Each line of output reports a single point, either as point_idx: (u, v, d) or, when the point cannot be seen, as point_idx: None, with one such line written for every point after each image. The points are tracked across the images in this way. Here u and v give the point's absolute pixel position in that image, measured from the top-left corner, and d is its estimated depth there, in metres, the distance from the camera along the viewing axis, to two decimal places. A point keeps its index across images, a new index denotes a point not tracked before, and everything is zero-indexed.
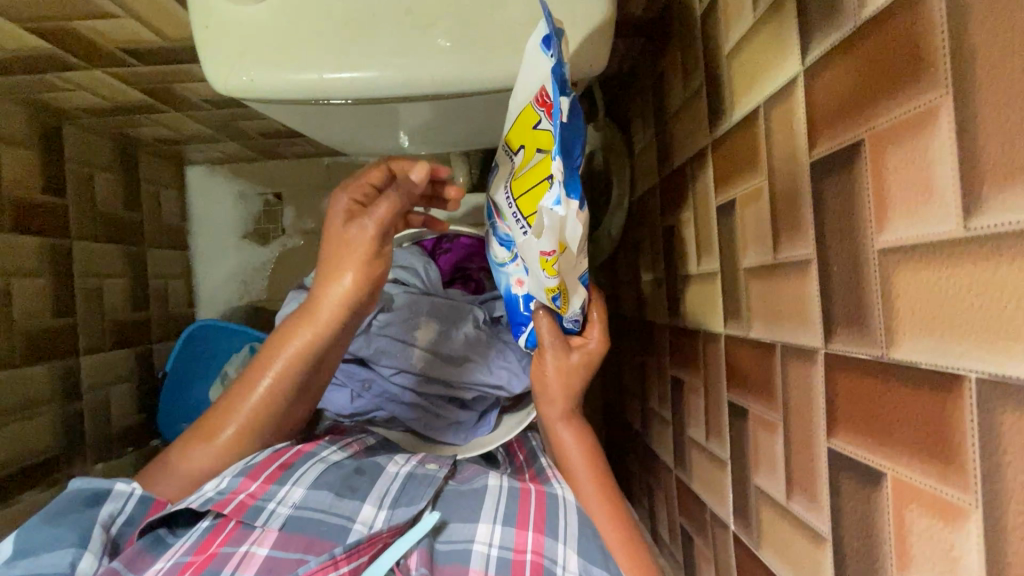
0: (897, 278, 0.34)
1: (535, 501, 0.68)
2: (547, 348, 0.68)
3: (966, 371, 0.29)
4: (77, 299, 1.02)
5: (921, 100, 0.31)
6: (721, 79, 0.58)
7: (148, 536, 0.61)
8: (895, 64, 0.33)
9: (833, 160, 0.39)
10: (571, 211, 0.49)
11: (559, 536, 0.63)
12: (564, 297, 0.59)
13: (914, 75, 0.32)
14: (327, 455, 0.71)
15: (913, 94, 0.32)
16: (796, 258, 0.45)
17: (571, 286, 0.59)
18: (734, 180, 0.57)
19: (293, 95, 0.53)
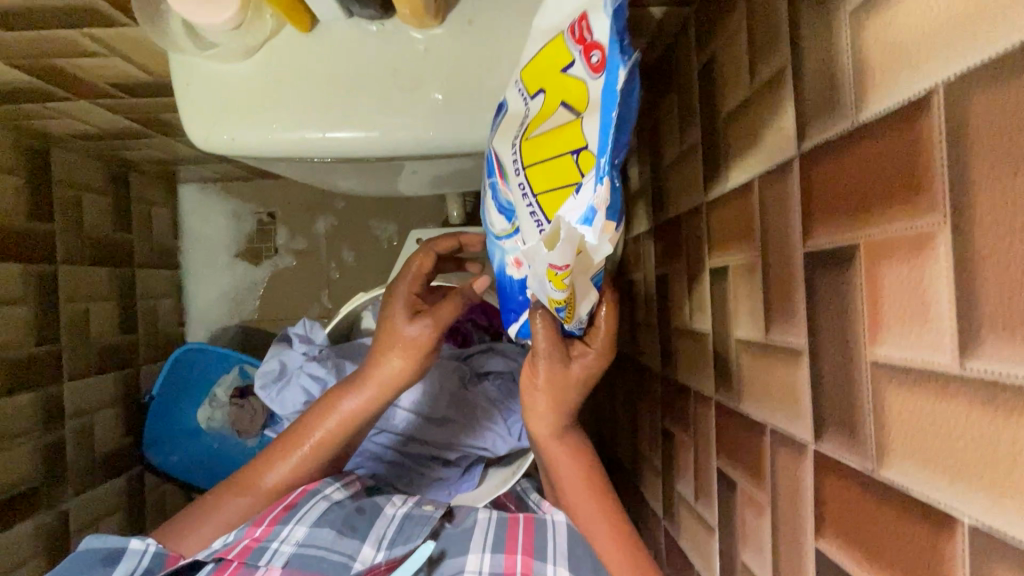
0: (888, 397, 0.33)
1: (523, 528, 0.68)
2: (541, 354, 0.58)
3: (960, 512, 0.28)
4: (62, 325, 1.00)
5: (917, 221, 0.30)
6: (716, 141, 0.57)
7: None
8: (891, 176, 0.32)
9: (826, 257, 0.38)
10: (603, 239, 0.42)
11: (548, 558, 0.64)
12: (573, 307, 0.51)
13: (911, 193, 0.30)
14: (331, 491, 0.68)
15: (908, 212, 0.30)
16: (788, 346, 0.44)
17: (583, 295, 0.50)
18: (727, 247, 0.55)
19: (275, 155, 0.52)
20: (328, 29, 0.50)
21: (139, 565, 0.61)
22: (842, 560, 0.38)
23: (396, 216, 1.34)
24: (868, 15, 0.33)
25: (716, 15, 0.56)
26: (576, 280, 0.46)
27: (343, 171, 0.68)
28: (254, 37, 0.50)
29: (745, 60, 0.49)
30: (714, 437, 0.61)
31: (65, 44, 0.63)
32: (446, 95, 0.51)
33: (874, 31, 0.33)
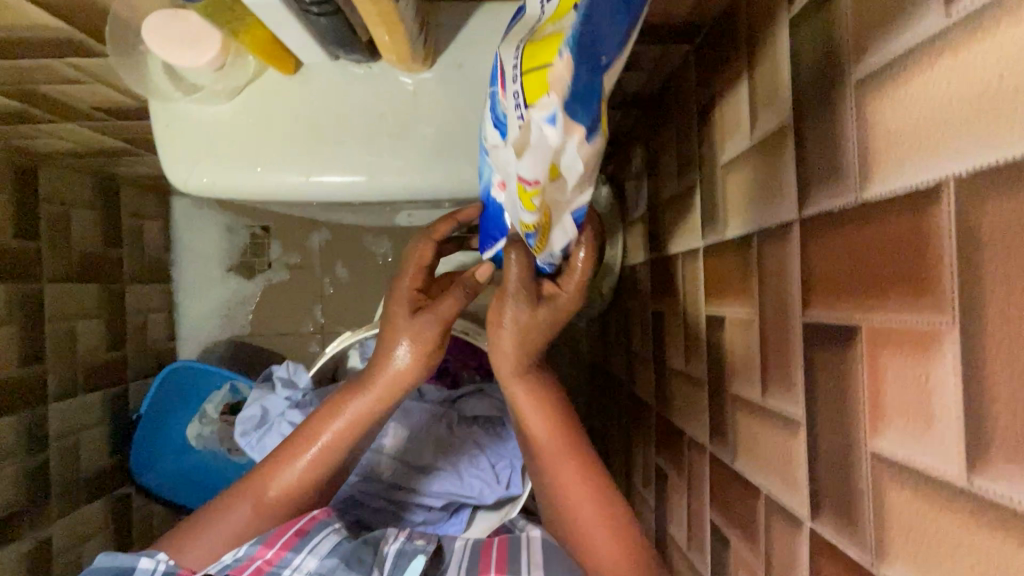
0: (887, 493, 0.31)
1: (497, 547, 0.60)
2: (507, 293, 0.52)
3: None
4: (48, 345, 0.99)
5: (920, 317, 0.28)
6: (715, 188, 0.55)
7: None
8: (895, 263, 0.30)
9: (824, 332, 0.37)
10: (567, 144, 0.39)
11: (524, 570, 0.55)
12: (544, 235, 0.47)
13: (914, 285, 0.29)
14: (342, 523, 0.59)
15: (911, 305, 0.29)
16: (785, 413, 0.42)
17: (558, 222, 0.47)
18: (724, 298, 0.54)
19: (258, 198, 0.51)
20: (311, 71, 0.49)
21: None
22: None
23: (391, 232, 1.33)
24: (872, 89, 0.32)
25: (716, 57, 0.54)
26: (549, 203, 0.44)
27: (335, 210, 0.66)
28: (233, 79, 0.48)
29: (746, 110, 0.48)
30: (708, 487, 0.59)
31: (46, 72, 0.62)
32: (433, 141, 0.50)
33: (877, 108, 0.31)
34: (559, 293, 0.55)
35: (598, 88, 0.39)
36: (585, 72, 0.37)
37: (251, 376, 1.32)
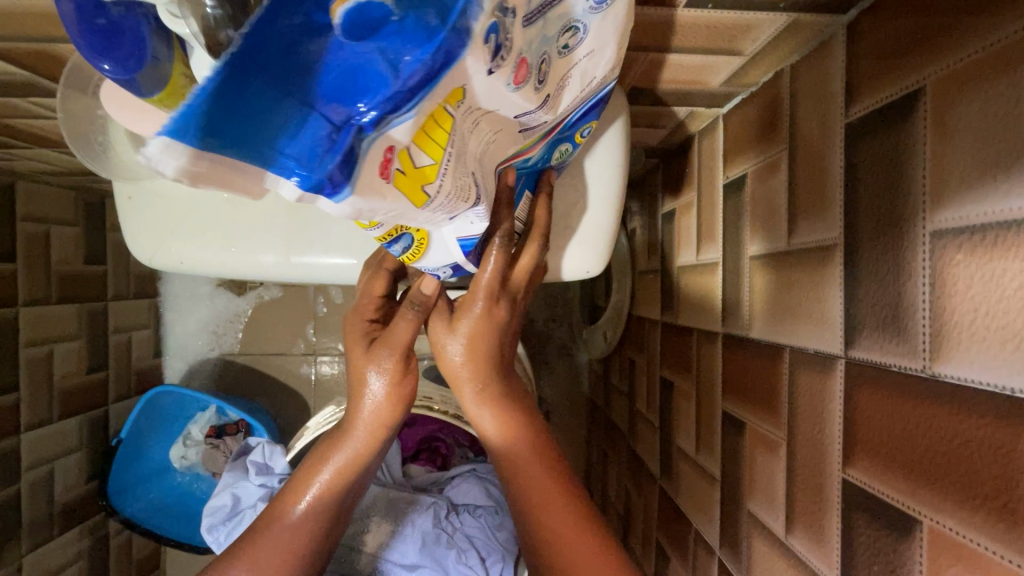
0: None
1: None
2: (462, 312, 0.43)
3: None
4: (21, 372, 0.94)
5: (1009, 554, 0.23)
6: (740, 276, 0.49)
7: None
8: (971, 472, 0.25)
9: (868, 501, 0.32)
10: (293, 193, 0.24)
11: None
12: (414, 251, 0.38)
13: (1000, 511, 0.24)
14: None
15: (995, 533, 0.24)
16: (813, 566, 0.38)
17: (435, 244, 0.37)
18: (744, 400, 0.48)
19: (231, 273, 0.46)
20: None
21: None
22: None
23: None
24: (954, 247, 0.26)
25: (751, 134, 0.48)
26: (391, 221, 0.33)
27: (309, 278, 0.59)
28: None
29: (784, 206, 0.42)
30: None
31: (12, 110, 0.56)
32: None
33: (961, 273, 0.26)
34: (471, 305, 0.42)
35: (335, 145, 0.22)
36: (299, 124, 0.21)
37: (239, 398, 1.28)
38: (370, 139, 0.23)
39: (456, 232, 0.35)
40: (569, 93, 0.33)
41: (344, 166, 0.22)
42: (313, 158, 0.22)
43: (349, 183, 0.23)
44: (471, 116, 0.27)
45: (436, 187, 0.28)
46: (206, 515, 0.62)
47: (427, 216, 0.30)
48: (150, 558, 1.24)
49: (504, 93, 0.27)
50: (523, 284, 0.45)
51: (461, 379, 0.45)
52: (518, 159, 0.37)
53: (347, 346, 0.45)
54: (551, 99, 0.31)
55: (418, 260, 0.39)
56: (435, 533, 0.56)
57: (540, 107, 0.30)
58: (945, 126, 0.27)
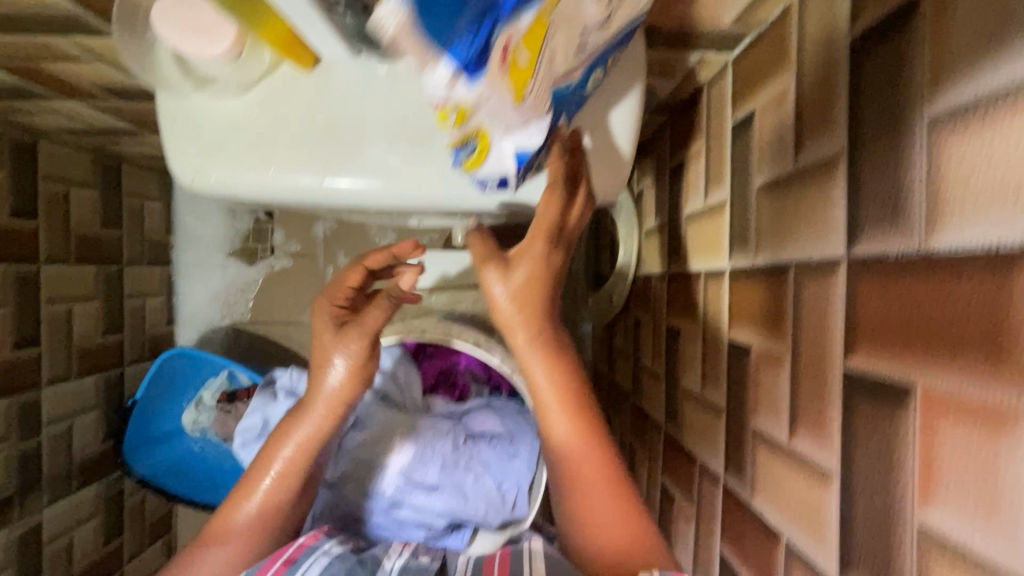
0: (931, 566, 0.29)
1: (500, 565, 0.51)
2: (527, 251, 0.53)
3: None
4: (43, 328, 0.96)
5: (994, 394, 0.26)
6: (748, 210, 0.52)
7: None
8: (963, 329, 0.27)
9: (871, 384, 0.34)
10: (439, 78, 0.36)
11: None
12: (474, 158, 0.44)
13: (986, 356, 0.26)
14: (330, 548, 0.52)
15: (979, 378, 0.26)
16: (815, 461, 0.40)
17: (494, 152, 0.43)
18: (751, 327, 0.51)
19: (266, 196, 0.48)
20: (332, 67, 0.46)
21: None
22: None
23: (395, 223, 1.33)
24: (950, 132, 0.29)
25: (759, 73, 0.51)
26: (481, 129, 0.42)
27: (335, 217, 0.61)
28: (247, 71, 0.45)
29: (791, 133, 0.44)
30: (720, 520, 0.57)
31: (49, 51, 0.59)
32: None
33: (955, 153, 0.28)
34: (534, 245, 0.53)
35: (479, 32, 0.34)
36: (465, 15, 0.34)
37: (250, 364, 1.30)
38: (498, 32, 0.35)
39: (514, 143, 0.42)
40: (624, 16, 0.39)
41: (482, 50, 0.35)
42: (468, 42, 0.34)
43: (481, 65, 0.35)
44: (565, 31, 0.36)
45: (530, 86, 0.36)
46: (240, 435, 0.66)
47: (514, 115, 0.39)
48: (162, 521, 1.27)
49: (586, 5, 0.36)
50: (575, 230, 0.54)
51: (512, 320, 0.55)
52: (564, 81, 0.40)
53: (316, 332, 0.58)
54: (609, 19, 0.38)
55: (477, 168, 0.45)
56: (450, 453, 0.61)
57: (600, 25, 0.38)
58: (943, 19, 0.29)
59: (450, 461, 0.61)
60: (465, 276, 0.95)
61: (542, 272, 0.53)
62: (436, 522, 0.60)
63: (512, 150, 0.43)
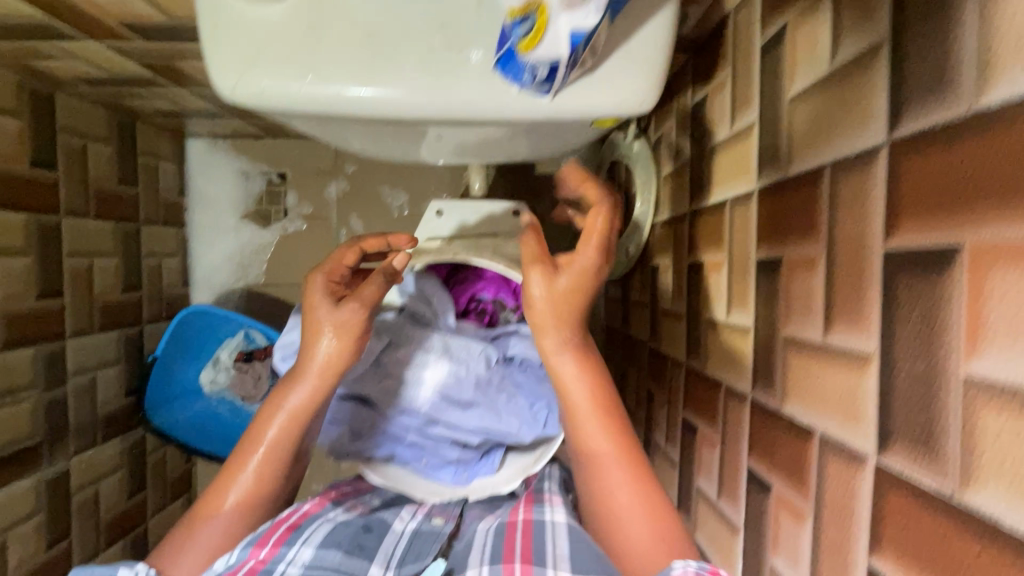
0: (978, 415, 0.30)
1: (521, 534, 0.58)
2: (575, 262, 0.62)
3: None
4: (65, 279, 0.97)
5: None
6: (779, 126, 0.53)
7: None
8: (1009, 175, 0.29)
9: (915, 258, 0.35)
10: None
11: (547, 563, 0.53)
12: (529, 39, 0.49)
13: None
14: (334, 516, 0.62)
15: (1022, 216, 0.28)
16: (852, 351, 0.41)
17: (549, 34, 0.48)
18: (782, 241, 0.52)
19: (302, 103, 0.53)
20: None
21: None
22: None
23: (408, 184, 1.33)
24: None
25: None
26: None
27: (369, 137, 0.66)
28: None
29: (828, 37, 0.45)
30: (747, 435, 0.58)
31: None
32: (485, 56, 0.53)
33: (1008, 7, 0.29)
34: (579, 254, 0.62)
35: None
36: None
37: (266, 325, 1.31)
38: None
39: (572, 17, 0.47)
40: None
41: None
42: None
43: None
44: None
45: None
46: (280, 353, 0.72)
47: None
48: (184, 479, 1.29)
49: None
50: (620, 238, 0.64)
51: (546, 325, 0.62)
52: None
53: (309, 309, 0.65)
54: None
55: (531, 50, 0.49)
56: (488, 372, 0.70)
57: None
58: None
59: (482, 381, 0.70)
60: (484, 225, 0.95)
61: (584, 283, 0.62)
62: (468, 438, 0.70)
63: (570, 22, 0.47)
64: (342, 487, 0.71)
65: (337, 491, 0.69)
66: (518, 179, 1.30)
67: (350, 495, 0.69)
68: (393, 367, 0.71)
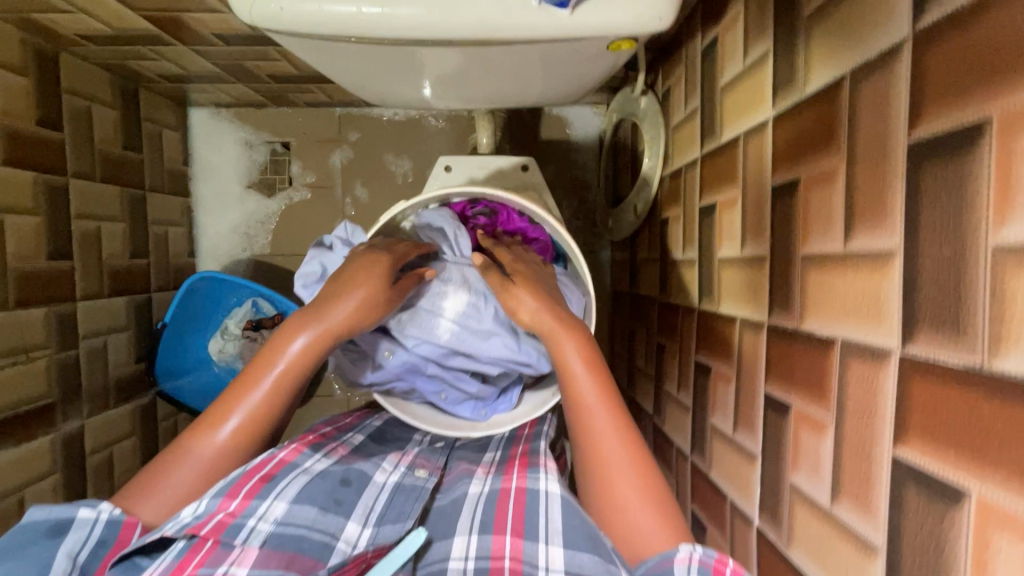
0: (1011, 280, 0.30)
1: (514, 505, 0.59)
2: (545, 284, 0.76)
3: (964, 490, 0.33)
4: (73, 241, 0.97)
5: None
6: (796, 47, 0.53)
7: (121, 565, 0.50)
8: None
9: (940, 141, 0.35)
10: None
11: (540, 538, 0.54)
12: None
13: None
14: (311, 465, 0.61)
15: None
16: (874, 250, 0.41)
17: None
18: (799, 160, 0.52)
19: (317, 24, 0.55)
20: None
21: (89, 538, 0.52)
22: (925, 466, 0.36)
23: (412, 152, 1.33)
24: None
25: None
26: None
27: (378, 70, 0.68)
28: None
29: None
30: (764, 363, 0.59)
31: None
32: None
33: None
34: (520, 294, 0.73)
35: None
36: None
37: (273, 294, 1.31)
38: None
39: None
40: None
41: None
42: None
43: None
44: None
45: None
46: (301, 281, 0.75)
47: None
48: None
49: None
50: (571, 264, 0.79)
51: (552, 331, 0.69)
52: None
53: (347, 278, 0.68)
54: None
55: None
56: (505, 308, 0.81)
57: None
58: None
59: (498, 317, 0.81)
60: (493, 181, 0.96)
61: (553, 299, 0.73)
62: (485, 368, 0.81)
63: None
64: (321, 429, 0.71)
65: (314, 434, 0.68)
66: (524, 143, 1.30)
67: (329, 436, 0.69)
68: (417, 304, 0.81)
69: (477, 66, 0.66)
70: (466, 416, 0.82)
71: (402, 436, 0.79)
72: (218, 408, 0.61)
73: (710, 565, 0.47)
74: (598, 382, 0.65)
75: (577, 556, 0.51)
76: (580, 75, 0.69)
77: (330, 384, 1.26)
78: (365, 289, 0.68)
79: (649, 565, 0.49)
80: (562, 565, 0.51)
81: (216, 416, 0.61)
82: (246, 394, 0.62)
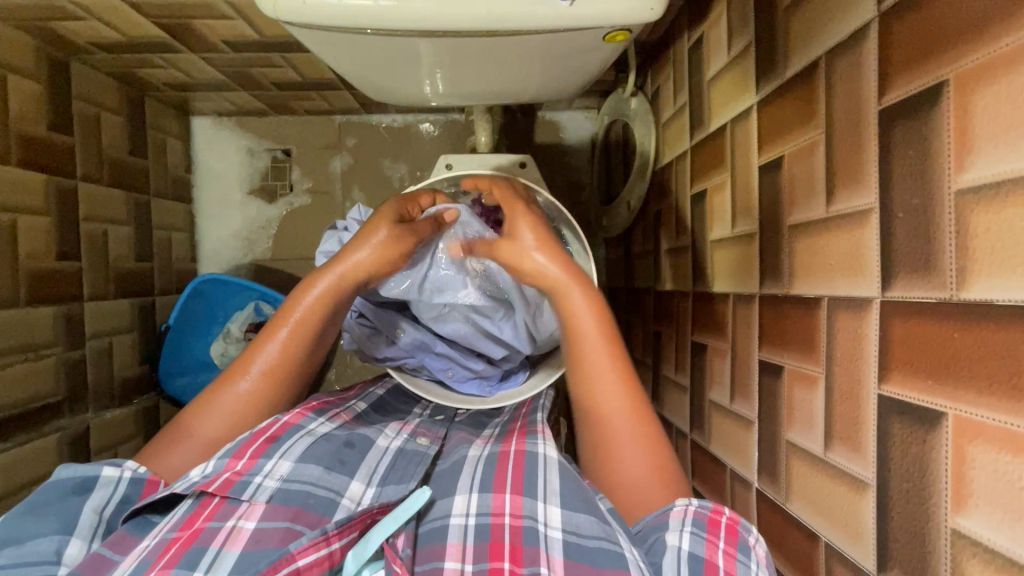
0: (975, 218, 0.35)
1: (513, 465, 0.60)
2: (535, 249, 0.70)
3: (942, 411, 0.37)
4: (81, 243, 0.99)
5: (1005, 42, 0.32)
6: (776, 37, 0.58)
7: (134, 520, 0.52)
8: (975, 8, 0.34)
9: (907, 105, 0.40)
10: None
11: (539, 496, 0.55)
12: None
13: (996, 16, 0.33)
14: (316, 427, 0.62)
15: (991, 39, 0.33)
16: (854, 209, 0.45)
17: None
18: (784, 137, 0.56)
19: (335, 17, 0.60)
20: None
21: (115, 495, 0.53)
22: (907, 397, 0.40)
23: (410, 158, 1.36)
24: None
25: None
26: None
27: (388, 63, 0.72)
28: None
29: None
30: (758, 331, 0.62)
31: None
32: None
33: None
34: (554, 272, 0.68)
35: None
36: None
37: None
38: None
39: None
40: None
41: None
42: None
43: None
44: None
45: None
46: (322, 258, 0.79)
47: None
48: None
49: None
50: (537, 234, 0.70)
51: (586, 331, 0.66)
52: None
53: (375, 223, 0.72)
54: None
55: None
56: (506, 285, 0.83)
57: None
58: None
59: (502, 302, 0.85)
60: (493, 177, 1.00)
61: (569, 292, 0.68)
62: (489, 349, 0.87)
63: None
64: (325, 396, 0.73)
65: (318, 400, 0.69)
66: (520, 147, 1.34)
67: (334, 403, 0.71)
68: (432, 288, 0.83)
69: (479, 60, 0.72)
70: (471, 392, 0.86)
71: (402, 409, 0.81)
72: (238, 363, 0.65)
73: (706, 516, 0.50)
74: (616, 379, 0.64)
75: (575, 517, 0.52)
76: (576, 64, 0.74)
77: (331, 385, 1.28)
78: (388, 247, 0.71)
79: (648, 521, 0.53)
80: (559, 523, 0.52)
81: (236, 369, 0.65)
82: (263, 347, 0.66)
